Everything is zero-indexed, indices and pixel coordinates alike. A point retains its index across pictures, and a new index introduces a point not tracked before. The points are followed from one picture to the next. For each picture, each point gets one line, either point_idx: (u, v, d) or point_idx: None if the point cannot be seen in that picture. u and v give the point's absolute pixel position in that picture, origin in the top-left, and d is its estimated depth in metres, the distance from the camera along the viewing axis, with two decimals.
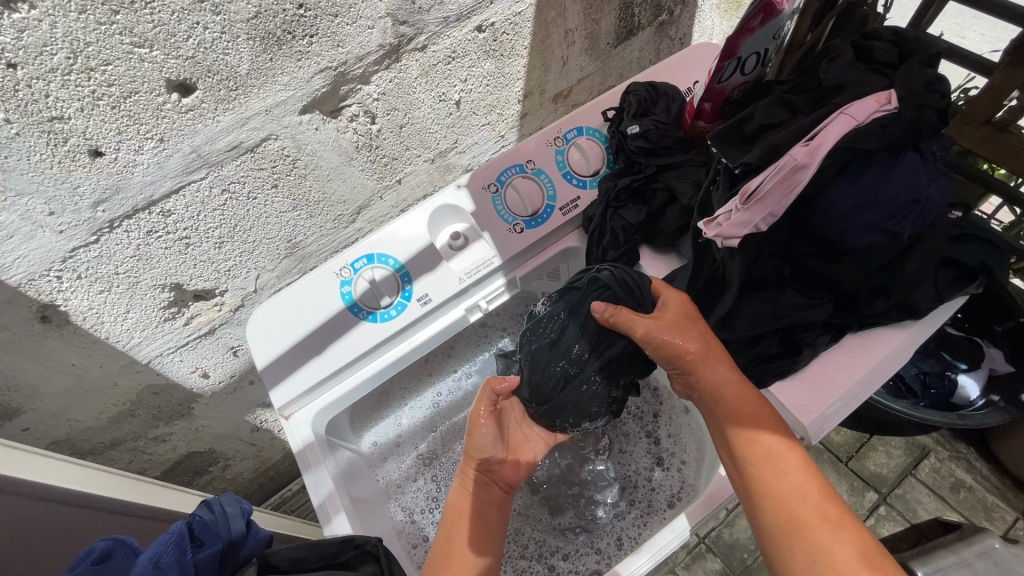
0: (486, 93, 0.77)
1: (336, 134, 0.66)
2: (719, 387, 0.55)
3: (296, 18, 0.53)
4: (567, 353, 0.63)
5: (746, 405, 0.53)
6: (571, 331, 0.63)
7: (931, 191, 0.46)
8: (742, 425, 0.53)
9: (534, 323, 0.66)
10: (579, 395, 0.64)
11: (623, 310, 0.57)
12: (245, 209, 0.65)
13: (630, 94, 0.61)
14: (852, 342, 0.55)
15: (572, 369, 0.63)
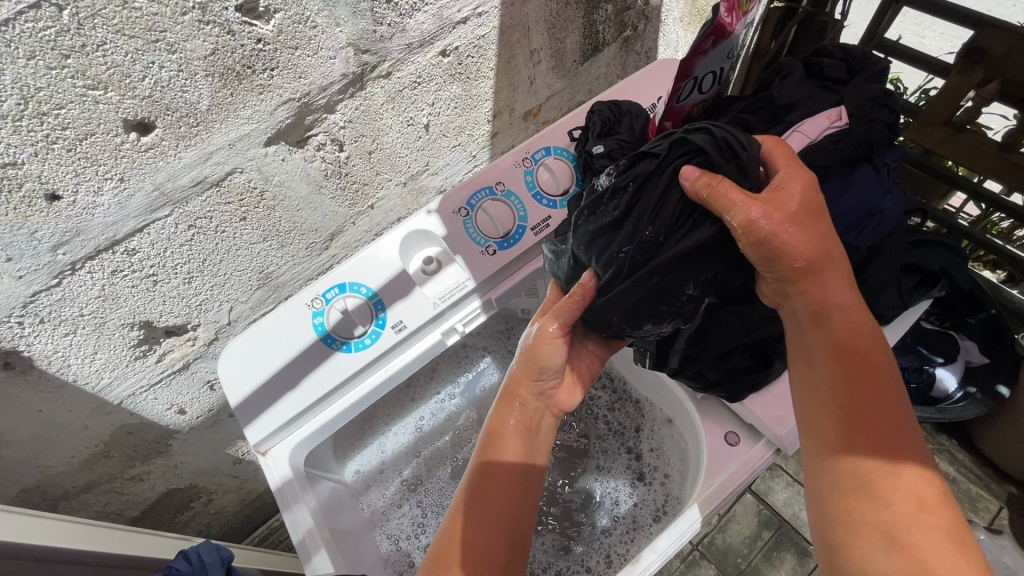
0: (455, 115, 0.77)
1: (304, 163, 0.66)
2: (835, 329, 0.47)
3: (256, 53, 0.53)
4: (635, 229, 0.49)
5: (870, 360, 0.46)
6: (647, 202, 0.48)
7: (885, 204, 0.53)
8: (860, 383, 0.45)
9: (593, 199, 0.52)
10: (639, 292, 0.50)
11: (724, 182, 0.44)
12: (213, 243, 0.64)
13: (595, 113, 0.62)
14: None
15: (634, 256, 0.49)
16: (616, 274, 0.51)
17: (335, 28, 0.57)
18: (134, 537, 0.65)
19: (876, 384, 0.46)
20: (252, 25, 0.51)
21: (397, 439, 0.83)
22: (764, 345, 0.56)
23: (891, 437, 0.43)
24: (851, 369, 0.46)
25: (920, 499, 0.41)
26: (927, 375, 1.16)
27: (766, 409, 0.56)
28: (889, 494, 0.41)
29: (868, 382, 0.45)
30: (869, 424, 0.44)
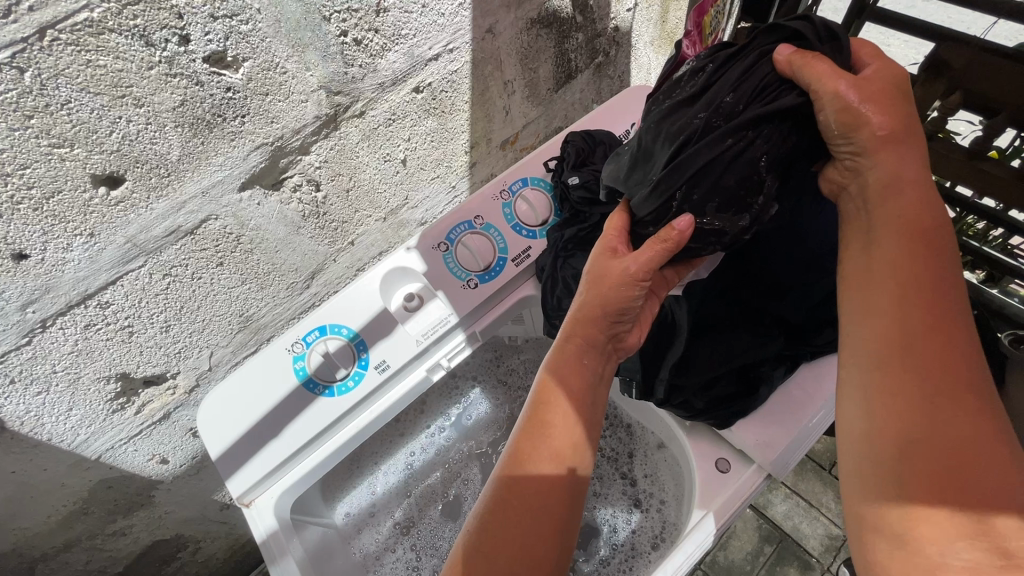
0: (432, 148, 0.78)
1: (280, 206, 0.65)
2: (907, 240, 0.46)
3: (226, 101, 0.53)
4: (714, 97, 0.49)
5: (943, 281, 0.45)
6: (728, 77, 0.49)
7: None
8: (934, 302, 0.44)
9: (673, 83, 0.53)
10: (712, 155, 0.48)
11: (816, 55, 0.47)
12: (190, 290, 0.63)
13: (569, 145, 0.62)
14: (810, 372, 0.57)
15: (711, 117, 0.48)
16: (689, 137, 0.49)
17: (305, 73, 0.57)
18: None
19: (952, 307, 0.44)
20: (221, 75, 0.51)
21: (388, 478, 0.82)
22: (748, 371, 0.57)
23: (959, 358, 0.42)
24: (922, 288, 0.45)
25: (981, 420, 0.40)
26: None
27: (756, 435, 0.54)
28: (949, 411, 0.40)
29: (942, 303, 0.44)
30: (936, 341, 0.43)
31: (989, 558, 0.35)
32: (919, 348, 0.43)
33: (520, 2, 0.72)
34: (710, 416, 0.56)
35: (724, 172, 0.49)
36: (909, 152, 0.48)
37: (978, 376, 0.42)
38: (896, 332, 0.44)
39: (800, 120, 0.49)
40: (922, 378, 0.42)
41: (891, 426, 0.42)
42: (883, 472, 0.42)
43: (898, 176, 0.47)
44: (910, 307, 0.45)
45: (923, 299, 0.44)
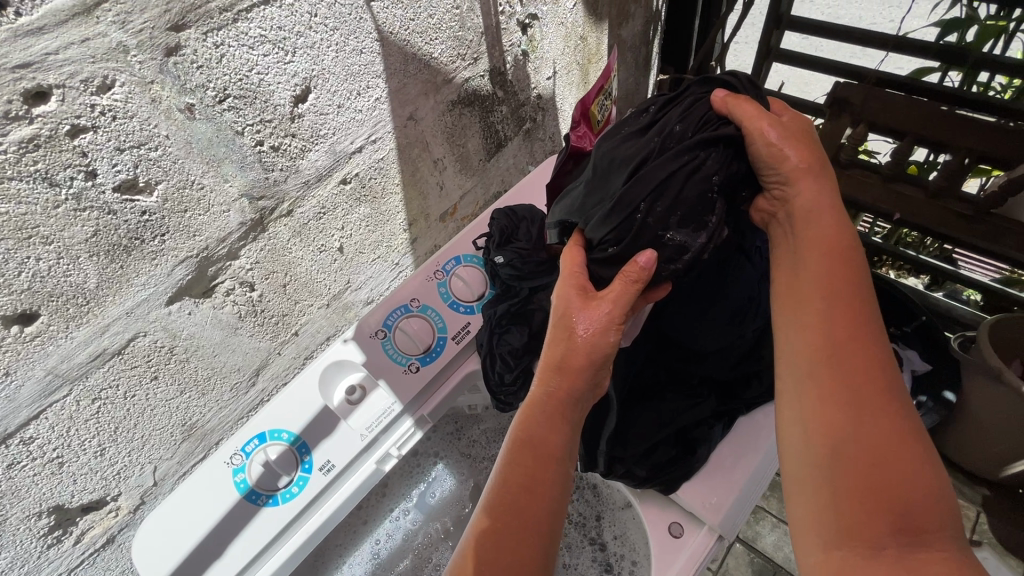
0: (368, 232, 0.79)
1: (213, 311, 0.65)
2: (823, 258, 0.49)
3: (142, 224, 0.53)
4: (664, 125, 0.53)
5: (860, 293, 0.47)
6: (672, 112, 0.53)
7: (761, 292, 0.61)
8: (854, 315, 0.47)
9: (617, 126, 0.58)
10: (672, 167, 0.50)
11: (743, 100, 0.51)
12: (125, 409, 0.62)
13: (494, 222, 0.64)
14: (745, 426, 0.58)
15: (662, 141, 0.52)
16: (646, 156, 0.51)
17: (224, 185, 0.58)
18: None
19: (870, 318, 0.47)
20: (134, 201, 0.51)
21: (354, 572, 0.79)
22: (686, 433, 0.58)
23: (880, 366, 0.44)
24: (841, 301, 0.47)
25: (900, 425, 0.42)
26: None
27: (700, 498, 0.55)
28: (870, 418, 0.42)
29: (860, 315, 0.47)
30: (856, 350, 0.45)
31: (909, 556, 0.38)
32: (842, 358, 0.45)
33: (438, 87, 0.75)
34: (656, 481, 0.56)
35: (682, 186, 0.50)
36: (821, 180, 0.51)
37: (897, 383, 0.44)
38: (822, 341, 0.47)
39: (707, 184, 0.50)
40: (842, 385, 0.44)
41: (823, 432, 0.44)
42: (815, 477, 0.44)
43: (813, 203, 0.50)
44: (833, 320, 0.47)
45: (844, 313, 0.47)
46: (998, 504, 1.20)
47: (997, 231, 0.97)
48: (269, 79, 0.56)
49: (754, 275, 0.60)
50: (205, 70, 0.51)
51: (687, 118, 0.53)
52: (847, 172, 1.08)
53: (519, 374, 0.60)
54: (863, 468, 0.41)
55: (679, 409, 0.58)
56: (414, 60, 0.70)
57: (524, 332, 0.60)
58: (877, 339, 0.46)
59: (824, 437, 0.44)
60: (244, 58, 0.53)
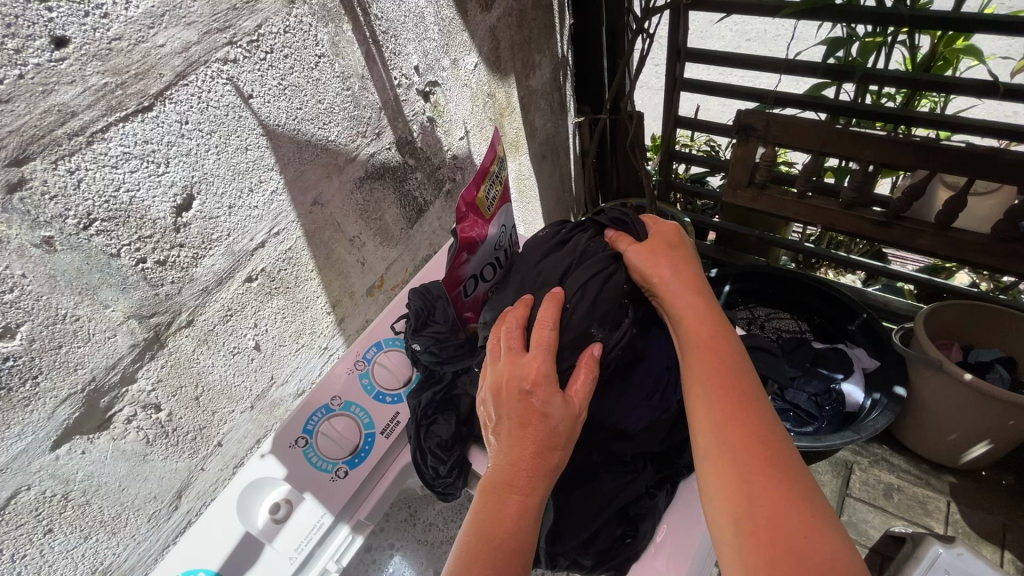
0: (287, 324, 0.75)
1: (114, 443, 0.59)
2: (703, 346, 0.52)
3: (6, 372, 0.48)
4: (578, 243, 0.59)
5: (737, 374, 0.51)
6: (581, 234, 0.61)
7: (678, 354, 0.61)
8: (735, 396, 0.49)
9: (530, 239, 0.62)
10: (590, 276, 0.55)
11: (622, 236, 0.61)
12: (15, 573, 0.55)
13: (412, 306, 0.61)
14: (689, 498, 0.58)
15: (581, 254, 0.57)
16: (570, 266, 0.56)
17: (105, 310, 0.54)
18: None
19: (750, 395, 0.50)
20: None
21: None
22: (627, 509, 0.59)
23: (769, 444, 0.47)
24: (722, 383, 0.50)
25: (795, 500, 0.44)
26: (835, 393, 1.24)
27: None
28: (761, 496, 0.44)
29: (740, 395, 0.49)
30: (749, 424, 0.48)
31: None
32: (731, 438, 0.47)
33: (341, 167, 0.74)
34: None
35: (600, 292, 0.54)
36: (689, 280, 0.56)
37: (783, 456, 0.46)
38: (715, 424, 0.48)
39: (619, 293, 0.55)
40: (737, 458, 0.46)
41: (727, 508, 0.45)
42: (729, 557, 0.44)
43: (692, 299, 0.55)
44: (719, 404, 0.49)
45: (727, 397, 0.49)
46: (967, 490, 1.21)
47: (910, 233, 1.01)
48: (141, 194, 0.52)
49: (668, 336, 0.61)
50: (61, 199, 0.47)
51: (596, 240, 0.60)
52: (765, 192, 1.12)
53: (454, 465, 0.56)
54: (765, 542, 0.42)
55: (614, 488, 0.57)
56: (308, 146, 0.68)
57: (452, 420, 0.57)
58: (758, 416, 0.48)
59: (727, 519, 0.45)
60: (108, 179, 0.49)
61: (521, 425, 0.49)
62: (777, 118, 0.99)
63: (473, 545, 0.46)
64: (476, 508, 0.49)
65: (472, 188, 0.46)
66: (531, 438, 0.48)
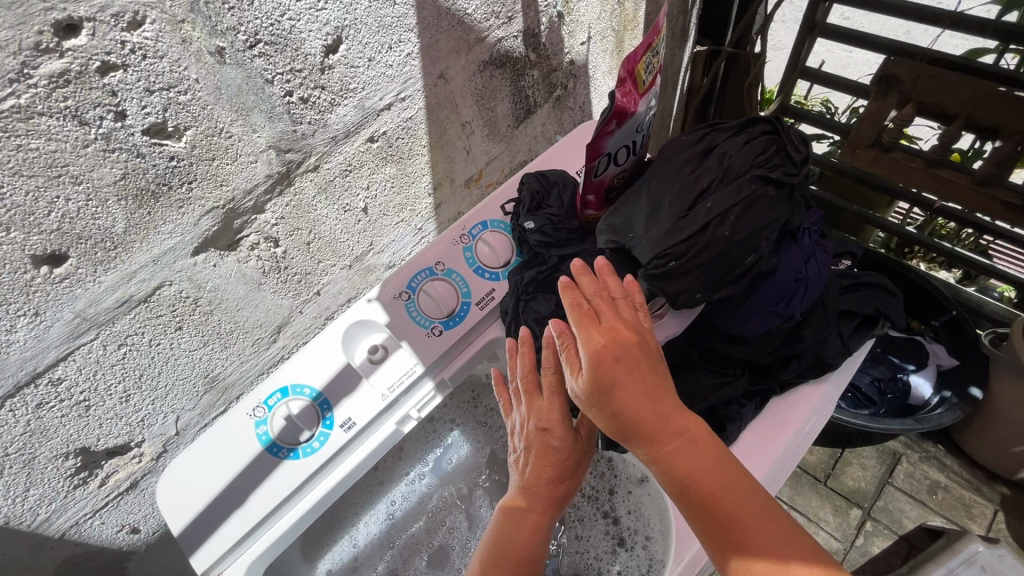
0: (392, 194, 0.77)
1: (239, 264, 0.65)
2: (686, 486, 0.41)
3: (170, 171, 0.52)
4: (725, 151, 0.43)
5: (734, 495, 0.41)
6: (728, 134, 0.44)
7: (811, 271, 0.46)
8: (742, 536, 0.40)
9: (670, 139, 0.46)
10: (730, 204, 0.40)
11: (567, 342, 0.46)
12: (148, 357, 0.62)
13: (523, 186, 0.62)
14: (777, 407, 0.52)
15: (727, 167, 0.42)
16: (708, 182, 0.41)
17: (252, 135, 0.57)
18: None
19: (735, 486, 0.41)
20: (162, 145, 0.51)
21: (370, 530, 0.80)
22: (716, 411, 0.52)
23: (763, 530, 0.40)
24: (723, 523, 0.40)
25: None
26: (902, 384, 1.19)
27: None
28: None
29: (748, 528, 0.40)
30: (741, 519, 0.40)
31: None
32: (731, 549, 0.40)
33: (470, 46, 0.73)
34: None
35: (739, 218, 0.40)
36: (650, 380, 0.41)
37: (805, 562, 0.39)
38: (717, 555, 0.41)
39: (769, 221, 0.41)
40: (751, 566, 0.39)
41: None
42: None
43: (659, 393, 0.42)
44: (720, 545, 0.41)
45: (733, 548, 0.40)
46: (1017, 504, 1.17)
47: None
48: (300, 26, 0.54)
49: (811, 264, 0.46)
50: (237, 12, 0.49)
51: (750, 144, 0.43)
52: (890, 155, 1.03)
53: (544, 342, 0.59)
54: None
55: None
56: (447, 15, 0.67)
57: (551, 299, 0.58)
58: (775, 548, 0.39)
59: None
60: (277, 2, 0.51)
61: (537, 459, 0.51)
62: (929, 71, 0.91)
63: (489, 562, 0.48)
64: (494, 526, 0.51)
65: (638, 53, 0.44)
66: (552, 457, 0.50)
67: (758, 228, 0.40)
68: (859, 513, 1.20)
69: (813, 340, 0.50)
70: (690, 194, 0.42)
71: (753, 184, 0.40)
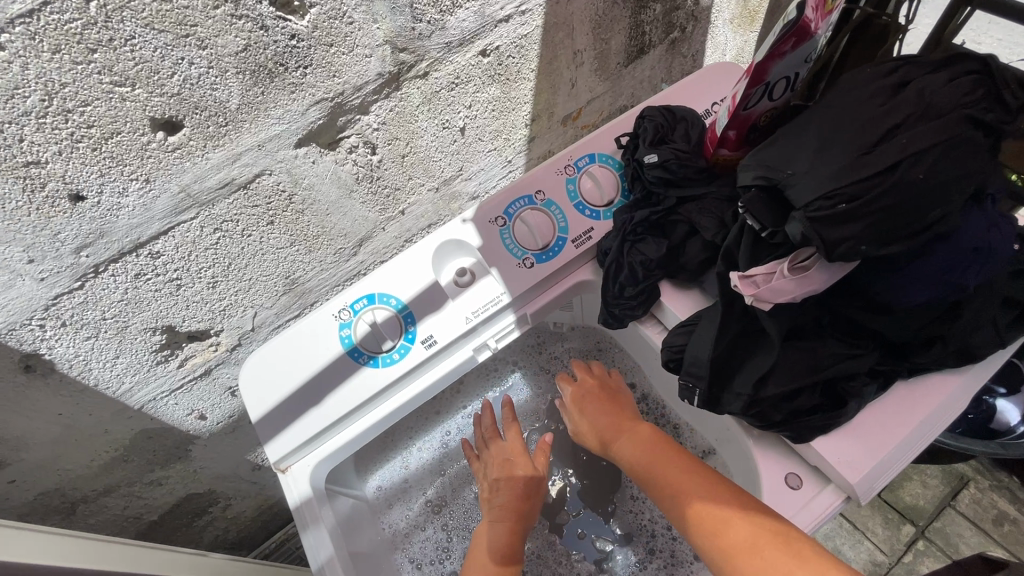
0: (491, 118, 0.73)
1: (335, 166, 0.63)
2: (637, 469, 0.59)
3: (289, 50, 0.50)
4: (925, 83, 0.37)
5: (688, 474, 0.53)
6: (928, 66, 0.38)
7: (993, 241, 0.40)
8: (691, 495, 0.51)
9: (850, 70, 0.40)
10: (927, 144, 0.35)
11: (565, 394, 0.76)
12: (239, 247, 0.62)
13: (648, 117, 0.58)
14: (904, 391, 0.47)
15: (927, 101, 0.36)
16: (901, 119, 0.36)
17: (372, 25, 0.54)
18: (185, 556, 0.62)
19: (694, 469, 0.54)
20: (286, 20, 0.48)
21: (422, 454, 0.81)
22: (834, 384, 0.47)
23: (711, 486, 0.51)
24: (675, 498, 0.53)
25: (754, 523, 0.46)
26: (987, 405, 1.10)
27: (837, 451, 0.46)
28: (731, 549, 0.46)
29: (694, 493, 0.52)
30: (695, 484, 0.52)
31: None
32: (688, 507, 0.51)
33: None
34: (784, 429, 0.47)
35: (934, 162, 0.35)
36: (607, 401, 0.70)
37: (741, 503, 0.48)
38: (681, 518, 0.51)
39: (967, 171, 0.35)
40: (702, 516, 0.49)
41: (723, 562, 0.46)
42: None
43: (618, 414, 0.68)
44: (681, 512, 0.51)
45: (687, 502, 0.51)
46: None
47: None
48: None
49: (995, 233, 0.40)
50: None
51: (958, 78, 0.36)
52: None
53: (643, 289, 0.56)
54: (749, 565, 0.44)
55: None
56: None
57: (661, 243, 0.54)
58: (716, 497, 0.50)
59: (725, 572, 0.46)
60: None
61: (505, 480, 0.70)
62: None
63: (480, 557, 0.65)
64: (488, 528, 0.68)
65: None
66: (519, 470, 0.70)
67: (955, 178, 0.35)
68: (911, 530, 1.14)
69: (968, 324, 0.44)
70: (874, 129, 0.36)
71: (961, 125, 0.35)
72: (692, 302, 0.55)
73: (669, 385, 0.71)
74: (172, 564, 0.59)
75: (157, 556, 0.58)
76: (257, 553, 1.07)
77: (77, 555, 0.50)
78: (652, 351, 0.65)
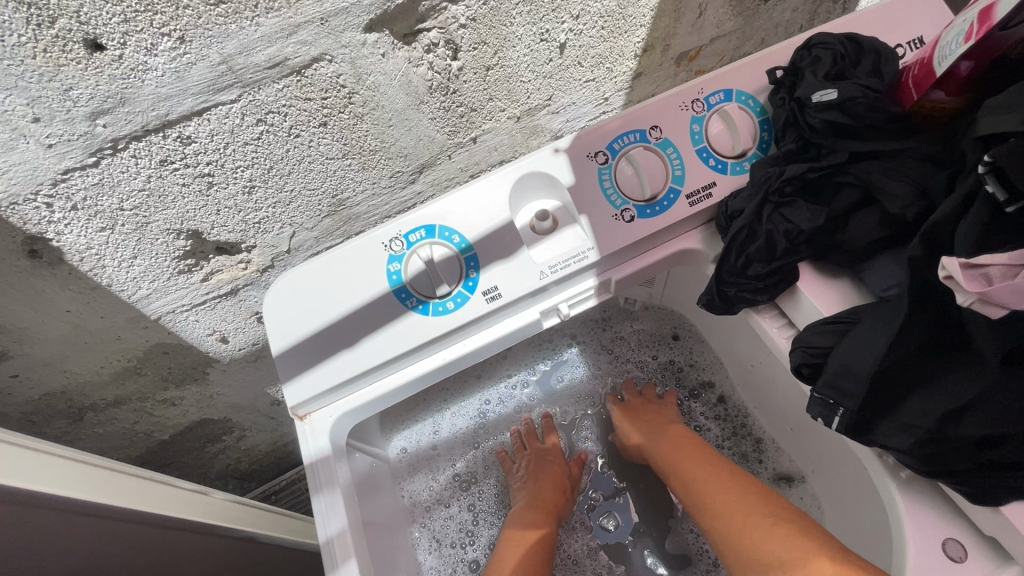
0: (598, 39, 0.60)
1: (407, 65, 0.51)
2: (675, 474, 0.60)
3: None
4: None
5: (718, 478, 0.55)
6: None
7: None
8: (713, 493, 0.54)
9: None
10: None
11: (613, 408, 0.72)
12: (284, 148, 0.52)
13: (822, 44, 0.44)
14: None
15: None
16: None
17: None
18: (187, 494, 0.55)
19: (727, 474, 0.55)
20: None
21: (455, 421, 0.73)
22: None
23: (740, 489, 0.53)
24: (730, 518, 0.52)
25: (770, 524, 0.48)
26: None
27: None
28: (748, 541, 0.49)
29: (743, 507, 0.51)
30: (723, 488, 0.54)
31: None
32: (711, 504, 0.54)
33: None
34: (959, 482, 0.35)
35: None
36: (654, 412, 0.68)
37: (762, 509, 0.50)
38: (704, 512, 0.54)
39: None
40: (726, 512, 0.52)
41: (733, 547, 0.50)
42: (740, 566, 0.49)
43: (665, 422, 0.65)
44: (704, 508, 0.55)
45: (709, 501, 0.54)
46: None
47: None
48: None
49: None
50: None
51: None
52: None
53: (777, 269, 0.43)
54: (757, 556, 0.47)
55: None
56: None
57: (818, 212, 0.41)
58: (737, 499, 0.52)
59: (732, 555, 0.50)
60: None
61: (546, 476, 0.68)
62: None
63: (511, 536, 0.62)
64: (521, 511, 0.65)
65: None
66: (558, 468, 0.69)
67: None
68: None
69: None
70: None
71: None
72: (842, 295, 0.43)
73: (761, 390, 0.60)
74: (170, 501, 0.52)
75: (153, 490, 0.51)
76: (268, 487, 1.03)
77: (54, 480, 0.42)
78: (759, 349, 0.53)
